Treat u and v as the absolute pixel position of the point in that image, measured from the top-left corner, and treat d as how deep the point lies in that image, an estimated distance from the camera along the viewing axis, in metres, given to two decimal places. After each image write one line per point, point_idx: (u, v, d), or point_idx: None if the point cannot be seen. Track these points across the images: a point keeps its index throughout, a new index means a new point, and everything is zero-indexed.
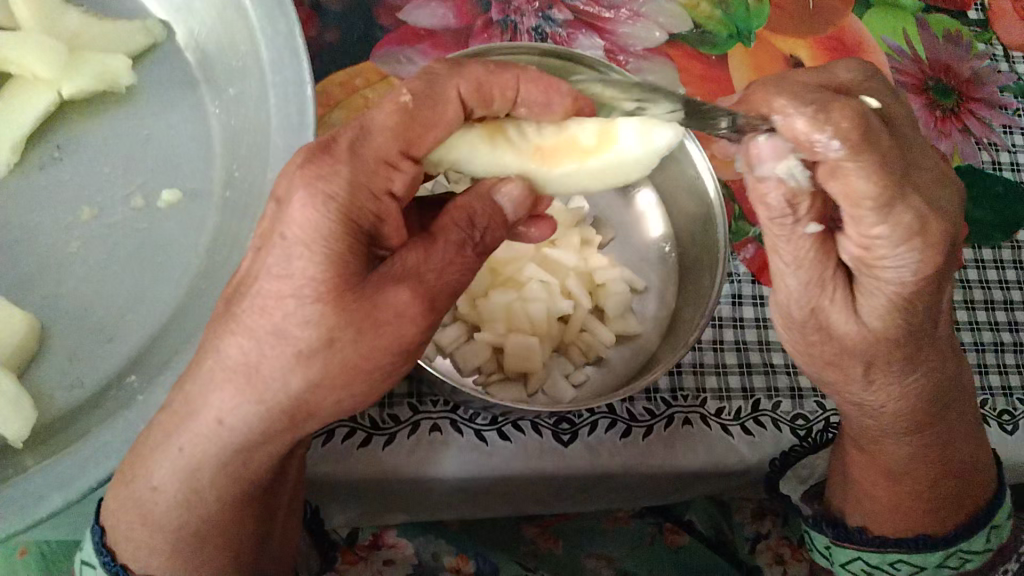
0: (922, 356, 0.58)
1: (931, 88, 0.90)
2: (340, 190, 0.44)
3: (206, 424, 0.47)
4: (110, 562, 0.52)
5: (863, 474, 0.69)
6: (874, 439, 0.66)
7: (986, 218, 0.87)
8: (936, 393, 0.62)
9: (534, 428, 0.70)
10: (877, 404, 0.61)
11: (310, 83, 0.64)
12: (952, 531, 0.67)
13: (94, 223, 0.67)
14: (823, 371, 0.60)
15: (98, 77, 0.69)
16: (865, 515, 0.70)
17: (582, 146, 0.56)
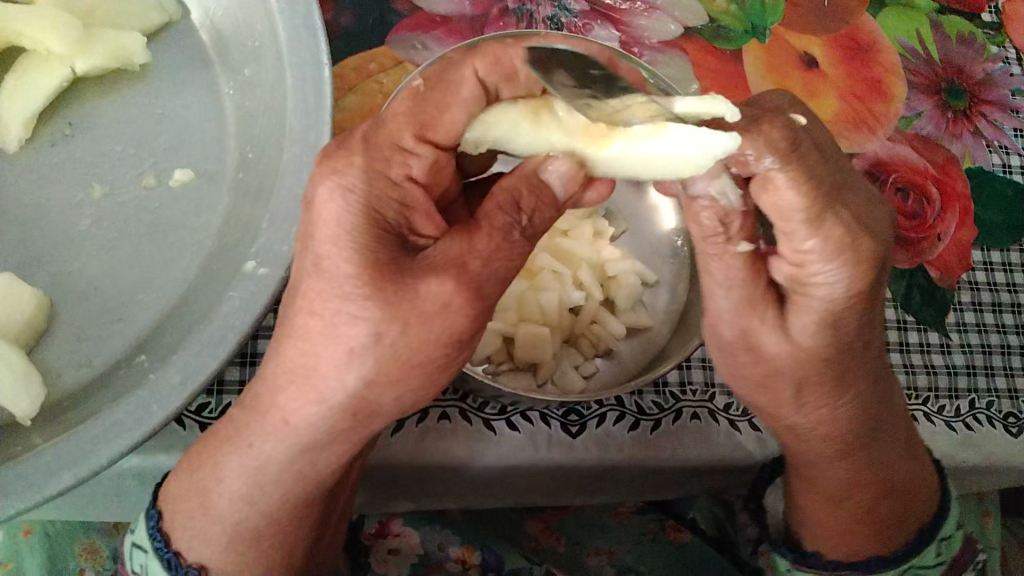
0: (853, 374, 0.58)
1: (944, 90, 0.90)
2: (356, 180, 0.45)
3: (273, 423, 0.48)
4: (162, 548, 0.53)
5: (810, 499, 0.67)
6: (810, 463, 0.65)
7: (996, 221, 0.87)
8: (869, 412, 0.61)
9: (543, 419, 0.70)
10: (811, 427, 0.61)
11: (327, 64, 0.63)
12: (901, 549, 0.66)
13: (106, 201, 0.66)
14: (759, 396, 0.60)
15: (112, 54, 0.68)
16: (821, 541, 0.67)
17: (634, 123, 0.52)
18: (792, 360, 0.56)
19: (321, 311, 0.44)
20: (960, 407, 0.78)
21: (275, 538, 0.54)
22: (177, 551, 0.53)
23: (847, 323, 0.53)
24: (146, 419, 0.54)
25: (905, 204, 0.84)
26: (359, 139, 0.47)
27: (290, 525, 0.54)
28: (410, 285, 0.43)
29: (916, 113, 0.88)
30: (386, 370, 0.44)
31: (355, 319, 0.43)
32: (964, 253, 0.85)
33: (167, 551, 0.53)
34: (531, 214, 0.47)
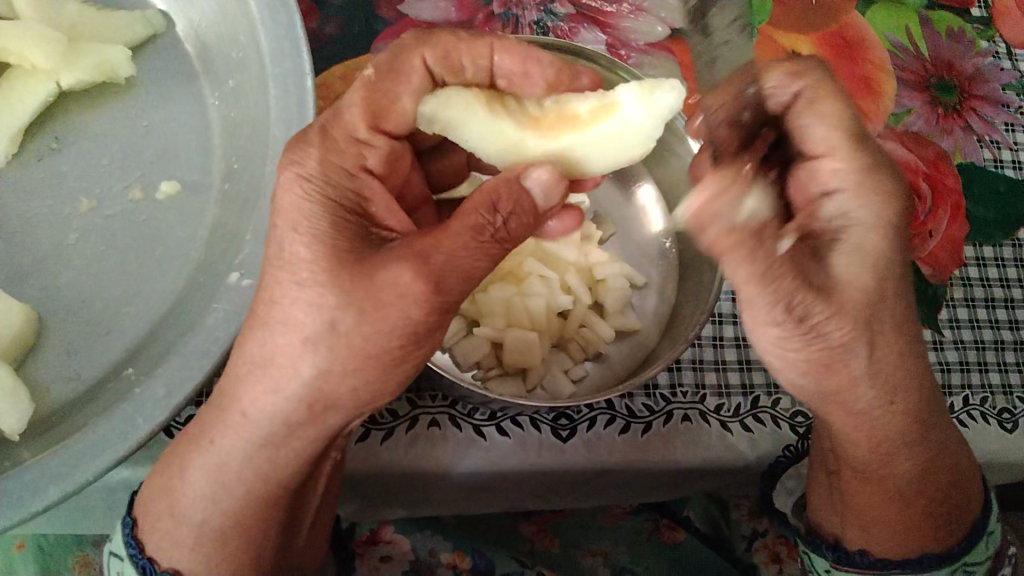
0: (911, 336, 0.58)
1: (933, 86, 0.90)
2: (314, 172, 0.49)
3: (233, 416, 0.50)
4: (137, 555, 0.53)
5: (865, 496, 0.65)
6: (880, 458, 0.63)
7: (987, 216, 0.87)
8: (937, 390, 0.63)
9: (533, 423, 0.70)
10: (886, 401, 0.59)
11: (310, 74, 0.64)
12: (955, 548, 0.64)
13: (93, 215, 0.67)
14: (819, 381, 0.56)
15: (97, 68, 0.68)
16: (869, 540, 0.66)
17: (581, 118, 0.57)
18: (807, 332, 0.52)
19: (281, 307, 0.47)
20: (954, 403, 0.78)
21: (247, 545, 0.54)
22: (150, 557, 0.53)
23: (897, 261, 0.54)
24: (134, 431, 0.55)
25: None
26: (318, 132, 0.51)
27: (260, 529, 0.55)
28: (368, 274, 0.45)
29: (905, 109, 0.88)
30: (342, 361, 0.46)
31: (311, 306, 0.46)
32: (956, 249, 0.85)
33: (141, 557, 0.53)
34: (508, 216, 0.48)
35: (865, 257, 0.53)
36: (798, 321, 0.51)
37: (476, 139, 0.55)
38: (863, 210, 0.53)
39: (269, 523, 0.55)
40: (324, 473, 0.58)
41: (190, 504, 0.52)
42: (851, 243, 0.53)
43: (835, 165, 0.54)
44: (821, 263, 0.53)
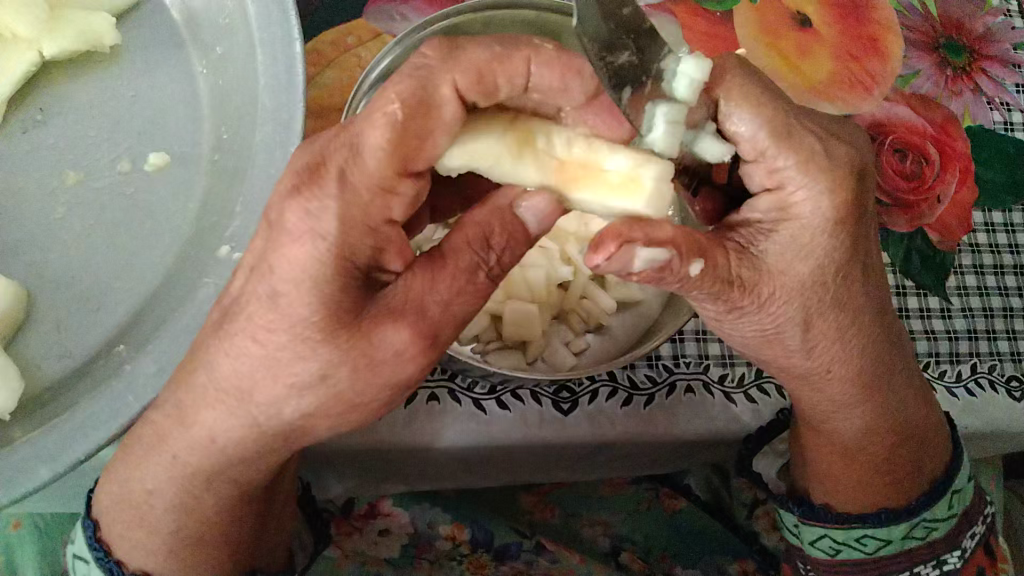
0: (856, 308, 0.55)
1: (943, 47, 0.87)
2: (332, 229, 0.41)
3: (199, 438, 0.48)
4: (103, 558, 0.54)
5: (820, 454, 0.66)
6: (825, 417, 0.62)
7: (997, 181, 0.85)
8: (887, 355, 0.60)
9: (534, 397, 0.69)
10: (823, 370, 0.57)
11: (299, 39, 0.61)
12: (913, 501, 0.64)
13: (80, 188, 0.65)
14: (760, 350, 0.56)
15: (81, 37, 0.66)
16: (829, 491, 0.67)
17: (605, 175, 0.47)
18: (733, 314, 0.52)
19: (266, 351, 0.42)
20: (962, 371, 0.77)
21: (215, 540, 0.55)
22: (118, 559, 0.54)
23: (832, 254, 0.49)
24: (124, 414, 0.54)
25: (903, 166, 0.81)
26: (335, 175, 0.42)
27: (236, 526, 0.55)
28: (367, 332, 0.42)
29: (913, 71, 0.85)
30: (330, 407, 0.44)
31: (302, 359, 0.42)
32: (964, 214, 0.83)
33: (108, 560, 0.54)
34: (503, 252, 0.45)
35: (800, 247, 0.49)
36: (727, 309, 0.51)
37: (507, 176, 0.48)
38: (806, 205, 0.48)
39: (245, 515, 0.55)
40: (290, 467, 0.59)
41: (196, 493, 0.52)
42: (787, 233, 0.49)
43: (778, 162, 0.48)
44: (749, 253, 0.49)
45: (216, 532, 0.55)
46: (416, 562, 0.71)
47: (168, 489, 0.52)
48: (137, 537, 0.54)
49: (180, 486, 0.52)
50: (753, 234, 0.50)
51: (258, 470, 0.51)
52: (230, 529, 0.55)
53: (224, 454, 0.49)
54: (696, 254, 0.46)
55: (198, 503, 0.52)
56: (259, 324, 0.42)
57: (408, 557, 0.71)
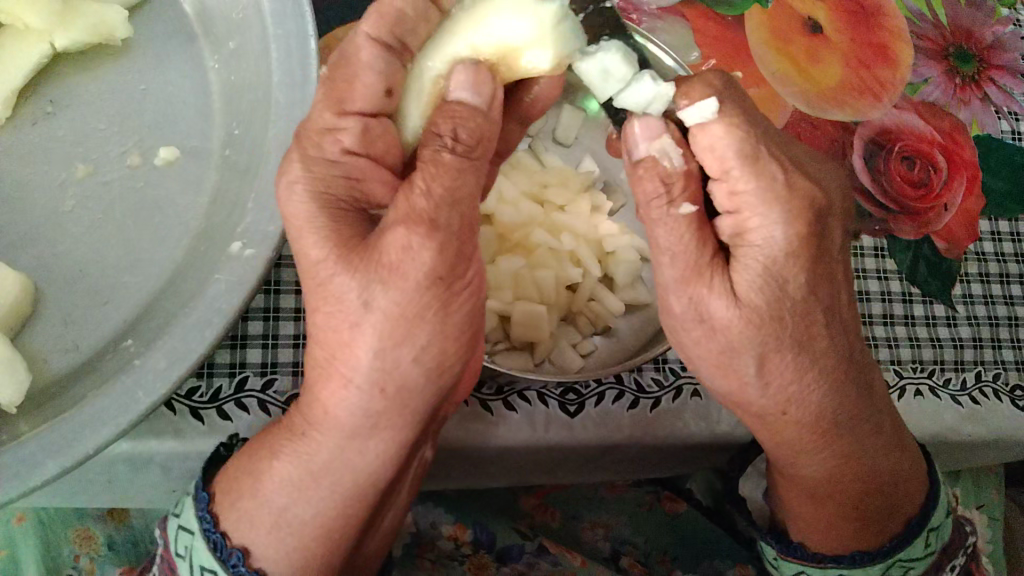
0: (818, 347, 0.54)
1: (952, 55, 0.87)
2: None
3: None
4: (211, 529, 0.53)
5: (792, 494, 0.64)
6: (788, 461, 0.61)
7: (1004, 190, 0.85)
8: (849, 400, 0.57)
9: (541, 398, 0.69)
10: (780, 413, 0.56)
11: (314, 36, 0.62)
12: (888, 542, 0.63)
13: (90, 181, 0.65)
14: (719, 380, 0.56)
15: (93, 29, 0.66)
16: (806, 532, 0.65)
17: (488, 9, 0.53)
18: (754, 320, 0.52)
19: None
20: (966, 379, 0.77)
21: (328, 544, 0.54)
22: (224, 531, 0.52)
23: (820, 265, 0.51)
24: (131, 408, 0.54)
25: (911, 173, 0.82)
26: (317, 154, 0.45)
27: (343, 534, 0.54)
28: None
29: (922, 79, 0.85)
30: None
31: None
32: (970, 222, 0.83)
33: (214, 531, 0.52)
34: None
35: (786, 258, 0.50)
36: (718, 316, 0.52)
37: (433, 64, 0.52)
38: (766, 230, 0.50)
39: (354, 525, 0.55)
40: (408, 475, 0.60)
41: (310, 483, 0.52)
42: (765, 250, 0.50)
43: (740, 185, 0.50)
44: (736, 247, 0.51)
45: (322, 531, 0.53)
46: (418, 561, 0.70)
47: (287, 469, 0.52)
48: (247, 510, 0.52)
49: (301, 467, 0.52)
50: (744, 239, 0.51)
51: (375, 459, 0.52)
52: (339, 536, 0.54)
53: (356, 430, 0.50)
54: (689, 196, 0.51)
55: (315, 493, 0.52)
56: None
57: (410, 556, 0.70)
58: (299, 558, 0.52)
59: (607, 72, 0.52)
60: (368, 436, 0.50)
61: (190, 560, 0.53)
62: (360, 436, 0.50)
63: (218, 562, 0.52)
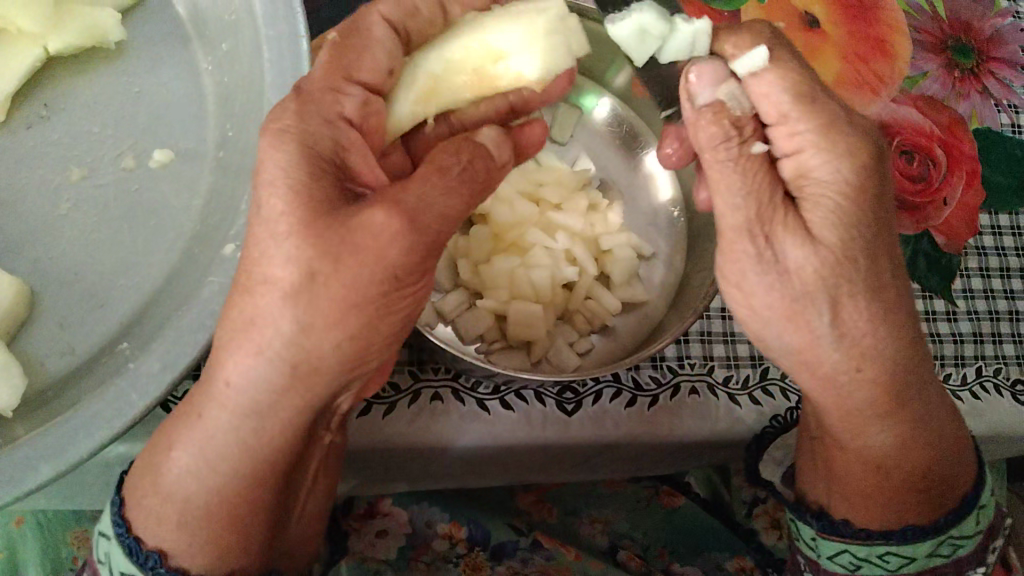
0: (885, 291, 0.52)
1: (951, 48, 0.87)
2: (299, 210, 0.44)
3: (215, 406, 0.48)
4: (122, 534, 0.50)
5: (847, 467, 0.60)
6: (854, 429, 0.57)
7: (1004, 183, 0.84)
8: (920, 358, 0.55)
9: (538, 397, 0.69)
10: (852, 373, 0.53)
11: (305, 37, 0.61)
12: (941, 518, 0.60)
13: (84, 184, 0.65)
14: (783, 338, 0.52)
15: (87, 33, 0.66)
16: (853, 510, 0.61)
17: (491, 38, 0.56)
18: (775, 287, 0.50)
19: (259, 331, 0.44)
20: (967, 374, 0.77)
21: (237, 529, 0.50)
22: (137, 535, 0.50)
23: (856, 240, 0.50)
24: (126, 409, 0.54)
25: (910, 167, 0.81)
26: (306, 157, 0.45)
27: (252, 521, 0.51)
28: None
29: (921, 72, 0.84)
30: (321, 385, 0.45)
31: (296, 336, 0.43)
32: (970, 216, 0.82)
33: (129, 535, 0.50)
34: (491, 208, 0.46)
35: (835, 219, 0.49)
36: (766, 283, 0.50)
37: (425, 62, 0.55)
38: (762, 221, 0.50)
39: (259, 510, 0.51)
40: (315, 459, 0.56)
41: (208, 472, 0.49)
42: (816, 211, 0.50)
43: (799, 127, 0.51)
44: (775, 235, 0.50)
45: (228, 517, 0.50)
46: (412, 565, 0.70)
47: (185, 458, 0.49)
48: (153, 506, 0.50)
49: (197, 454, 0.49)
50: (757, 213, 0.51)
51: (272, 441, 0.48)
52: (246, 522, 0.51)
53: (254, 407, 0.46)
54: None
55: (215, 480, 0.49)
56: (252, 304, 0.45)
57: (406, 559, 0.71)
58: (214, 551, 0.50)
59: (642, 30, 0.58)
60: (268, 418, 0.47)
61: (109, 566, 0.51)
62: (260, 414, 0.47)
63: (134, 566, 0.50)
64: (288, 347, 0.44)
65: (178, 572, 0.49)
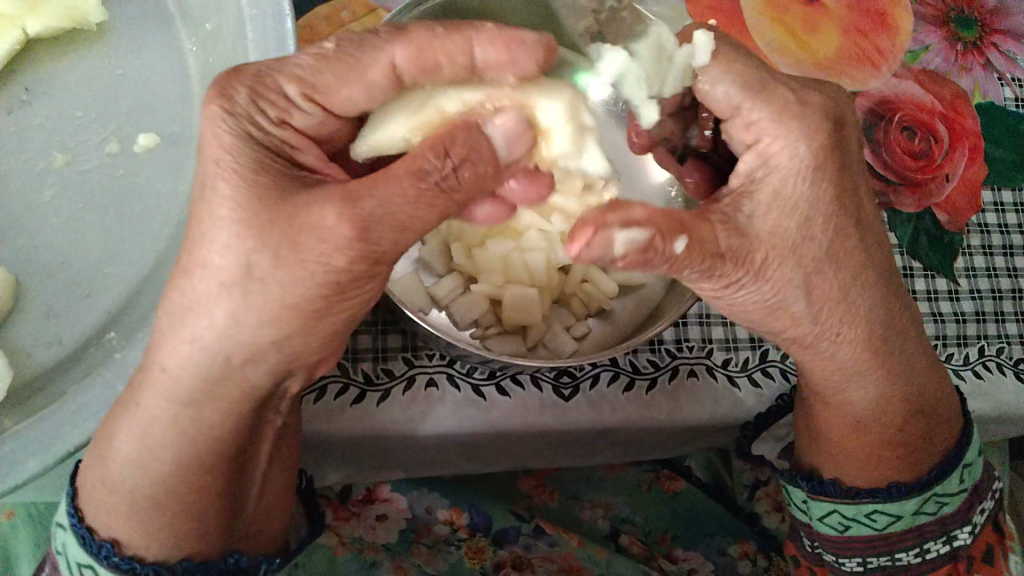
0: (858, 263, 0.54)
1: (953, 20, 0.85)
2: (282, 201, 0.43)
3: (201, 399, 0.47)
4: (76, 524, 0.52)
5: (831, 427, 0.64)
6: (835, 385, 0.61)
7: (1007, 159, 0.83)
8: (898, 317, 0.59)
9: (535, 381, 0.68)
10: (833, 338, 0.57)
11: (289, 15, 0.60)
12: (926, 475, 0.63)
13: (68, 170, 0.63)
14: (767, 321, 0.56)
15: (66, 13, 0.64)
16: (842, 468, 0.65)
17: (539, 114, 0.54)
18: (731, 288, 0.52)
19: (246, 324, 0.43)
20: (969, 354, 0.76)
21: (184, 512, 0.51)
22: (92, 526, 0.52)
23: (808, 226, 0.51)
24: (111, 401, 0.53)
25: (912, 144, 0.80)
26: None
27: (199, 497, 0.51)
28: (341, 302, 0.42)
29: (923, 45, 0.83)
30: None
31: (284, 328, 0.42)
32: (972, 194, 0.81)
33: (81, 526, 0.52)
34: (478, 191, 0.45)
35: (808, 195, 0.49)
36: (722, 284, 0.51)
37: (440, 98, 0.53)
38: None
39: (213, 488, 0.52)
40: (265, 443, 0.55)
41: (147, 458, 0.50)
42: (768, 188, 0.50)
43: (754, 114, 0.52)
44: (737, 223, 0.50)
45: (179, 497, 0.51)
46: (413, 547, 0.70)
47: (127, 448, 0.50)
48: (101, 499, 0.51)
49: (138, 444, 0.50)
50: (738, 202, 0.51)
51: (209, 425, 0.49)
52: (196, 503, 0.52)
53: (188, 395, 0.47)
54: (680, 232, 0.47)
55: (159, 463, 0.50)
56: (237, 300, 0.44)
57: (406, 541, 0.70)
58: (166, 537, 0.51)
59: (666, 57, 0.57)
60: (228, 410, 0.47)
61: (67, 557, 0.52)
62: (194, 403, 0.48)
63: (88, 556, 0.51)
64: (223, 339, 0.44)
65: (133, 560, 0.51)
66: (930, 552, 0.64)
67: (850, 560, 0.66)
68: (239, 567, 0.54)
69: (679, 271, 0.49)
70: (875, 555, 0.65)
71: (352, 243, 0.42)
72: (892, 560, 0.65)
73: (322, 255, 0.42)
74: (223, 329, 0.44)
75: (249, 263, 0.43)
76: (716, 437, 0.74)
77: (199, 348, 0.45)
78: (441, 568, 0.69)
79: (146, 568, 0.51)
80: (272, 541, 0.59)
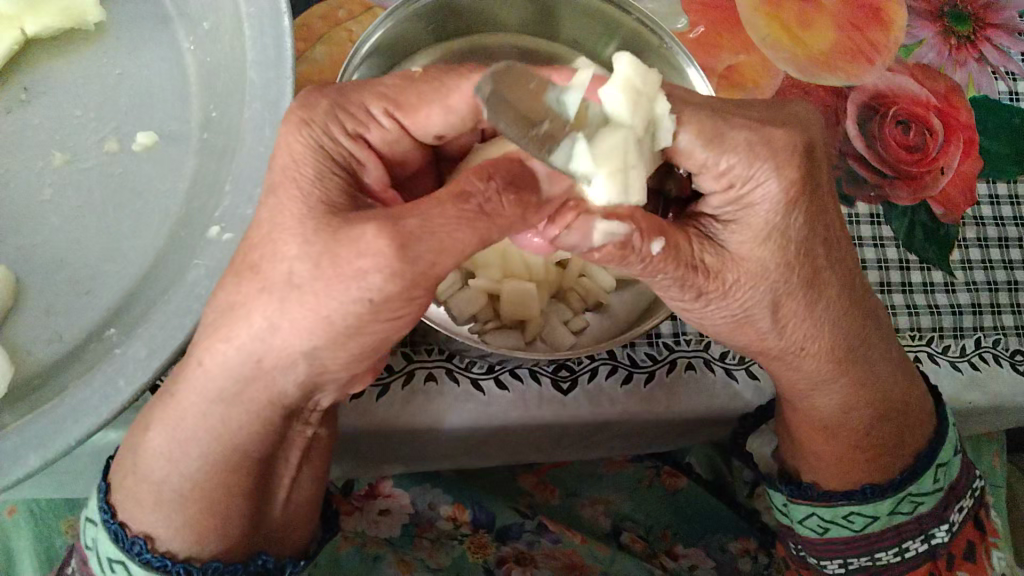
0: (826, 277, 0.55)
1: (946, 15, 0.85)
2: None
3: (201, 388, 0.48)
4: (109, 519, 0.52)
5: (803, 434, 0.64)
6: (802, 394, 0.61)
7: (1002, 152, 0.83)
8: (859, 326, 0.59)
9: (533, 375, 0.68)
10: (796, 350, 0.57)
11: (287, 13, 0.60)
12: (898, 476, 0.63)
13: (67, 169, 0.64)
14: (735, 336, 0.57)
15: (64, 14, 0.65)
16: (817, 471, 0.66)
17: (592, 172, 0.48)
18: (700, 304, 0.54)
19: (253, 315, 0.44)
20: (966, 346, 0.76)
21: (211, 513, 0.52)
22: (122, 520, 0.52)
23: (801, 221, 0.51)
24: (112, 397, 0.53)
25: (906, 138, 0.80)
26: None
27: (226, 496, 0.52)
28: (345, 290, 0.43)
29: (917, 40, 0.83)
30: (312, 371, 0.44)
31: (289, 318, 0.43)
32: (967, 186, 0.81)
33: (113, 522, 0.52)
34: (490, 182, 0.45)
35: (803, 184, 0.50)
36: (694, 296, 0.53)
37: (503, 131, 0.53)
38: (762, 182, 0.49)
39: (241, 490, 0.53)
40: (296, 445, 0.55)
41: (164, 446, 0.50)
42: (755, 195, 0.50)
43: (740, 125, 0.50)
44: (709, 241, 0.52)
45: (200, 495, 0.51)
46: (416, 541, 0.70)
47: (147, 435, 0.50)
48: (131, 488, 0.52)
49: (171, 445, 0.50)
50: (712, 226, 0.52)
51: (233, 422, 0.49)
52: (222, 502, 0.52)
53: (219, 392, 0.48)
54: (659, 233, 0.49)
55: (173, 456, 0.50)
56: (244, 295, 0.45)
57: (409, 536, 0.71)
58: (191, 533, 0.52)
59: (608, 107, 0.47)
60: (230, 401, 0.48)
61: (95, 552, 0.53)
62: (225, 401, 0.48)
63: (120, 552, 0.51)
64: (258, 339, 0.45)
65: (165, 556, 0.51)
66: (908, 551, 0.65)
67: (832, 562, 0.67)
68: (266, 568, 0.55)
69: (652, 276, 0.51)
70: (857, 556, 0.65)
71: (391, 261, 0.42)
72: (872, 560, 0.65)
73: (362, 273, 0.42)
74: (259, 333, 0.45)
75: (291, 271, 0.44)
76: (714, 431, 0.75)
77: (233, 342, 0.46)
78: (446, 563, 0.70)
79: (176, 566, 0.51)
80: (294, 548, 0.59)
